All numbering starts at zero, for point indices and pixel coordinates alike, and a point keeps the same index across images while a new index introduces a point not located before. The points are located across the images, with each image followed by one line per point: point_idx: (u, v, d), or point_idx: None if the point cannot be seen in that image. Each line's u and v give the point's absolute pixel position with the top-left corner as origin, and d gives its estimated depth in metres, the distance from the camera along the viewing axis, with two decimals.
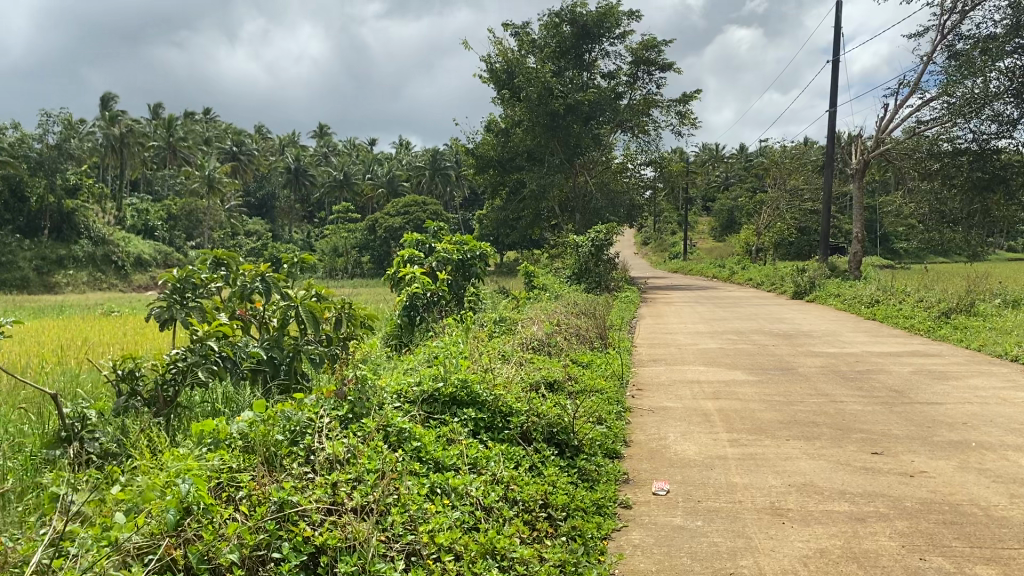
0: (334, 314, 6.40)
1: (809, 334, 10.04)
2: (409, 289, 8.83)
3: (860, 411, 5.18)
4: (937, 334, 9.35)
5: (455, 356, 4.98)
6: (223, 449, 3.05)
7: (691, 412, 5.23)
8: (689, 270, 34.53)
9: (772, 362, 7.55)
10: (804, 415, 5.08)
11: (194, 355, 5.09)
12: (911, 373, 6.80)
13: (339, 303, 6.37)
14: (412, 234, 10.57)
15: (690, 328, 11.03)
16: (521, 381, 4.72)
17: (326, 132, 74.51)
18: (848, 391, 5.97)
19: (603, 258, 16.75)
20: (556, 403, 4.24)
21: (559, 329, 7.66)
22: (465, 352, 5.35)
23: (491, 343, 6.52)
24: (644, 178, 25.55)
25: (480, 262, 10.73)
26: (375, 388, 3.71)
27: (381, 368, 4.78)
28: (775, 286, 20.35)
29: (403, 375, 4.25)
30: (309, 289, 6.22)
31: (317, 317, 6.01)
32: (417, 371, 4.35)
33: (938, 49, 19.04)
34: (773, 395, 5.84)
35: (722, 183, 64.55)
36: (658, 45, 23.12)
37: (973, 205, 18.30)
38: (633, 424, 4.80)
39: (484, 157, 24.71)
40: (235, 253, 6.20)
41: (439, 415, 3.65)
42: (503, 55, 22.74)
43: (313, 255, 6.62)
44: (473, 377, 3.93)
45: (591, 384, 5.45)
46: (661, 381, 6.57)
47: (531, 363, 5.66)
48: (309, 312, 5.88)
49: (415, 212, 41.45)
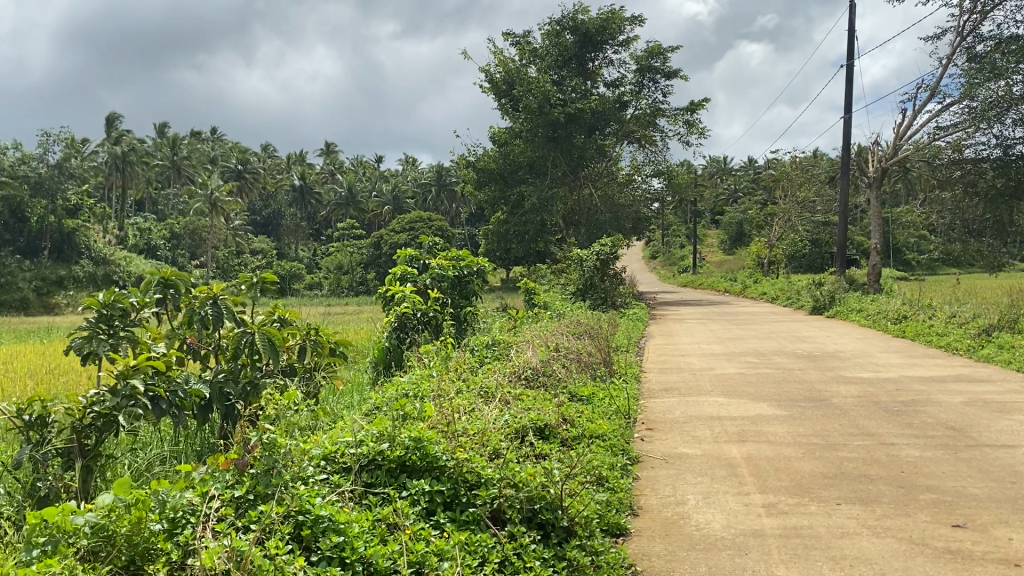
0: (296, 343, 5.53)
1: (837, 355, 9.08)
2: (397, 310, 8.04)
3: (922, 460, 4.23)
4: (980, 355, 8.38)
5: (423, 400, 4.11)
6: (56, 556, 2.16)
7: (712, 462, 4.30)
8: (700, 284, 33.49)
9: (800, 392, 6.59)
10: (852, 465, 4.13)
11: (115, 398, 4.13)
12: (965, 405, 5.84)
13: (300, 333, 5.52)
14: (404, 250, 9.72)
15: (704, 350, 10.07)
16: (500, 433, 3.84)
17: (332, 149, 73.96)
18: (898, 430, 5.01)
19: (610, 273, 15.87)
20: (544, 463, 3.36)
21: (557, 355, 6.73)
22: (439, 392, 4.48)
23: (476, 375, 5.62)
24: (651, 191, 24.45)
25: (477, 278, 9.83)
26: (293, 453, 2.78)
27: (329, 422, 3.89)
28: (792, 300, 19.37)
29: (346, 430, 3.31)
30: (271, 314, 5.45)
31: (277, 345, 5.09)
32: (362, 424, 3.41)
33: (958, 51, 18.10)
34: (810, 436, 4.90)
35: (731, 195, 63.65)
36: (663, 52, 22.21)
37: (988, 217, 17.39)
38: (640, 481, 3.89)
39: (486, 170, 23.78)
40: (184, 272, 5.31)
41: (381, 489, 2.72)
42: (503, 65, 21.99)
43: (276, 273, 5.85)
44: (430, 435, 2.97)
45: (591, 427, 4.51)
46: (674, 417, 5.63)
47: (519, 401, 4.76)
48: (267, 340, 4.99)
49: (420, 228, 40.58)
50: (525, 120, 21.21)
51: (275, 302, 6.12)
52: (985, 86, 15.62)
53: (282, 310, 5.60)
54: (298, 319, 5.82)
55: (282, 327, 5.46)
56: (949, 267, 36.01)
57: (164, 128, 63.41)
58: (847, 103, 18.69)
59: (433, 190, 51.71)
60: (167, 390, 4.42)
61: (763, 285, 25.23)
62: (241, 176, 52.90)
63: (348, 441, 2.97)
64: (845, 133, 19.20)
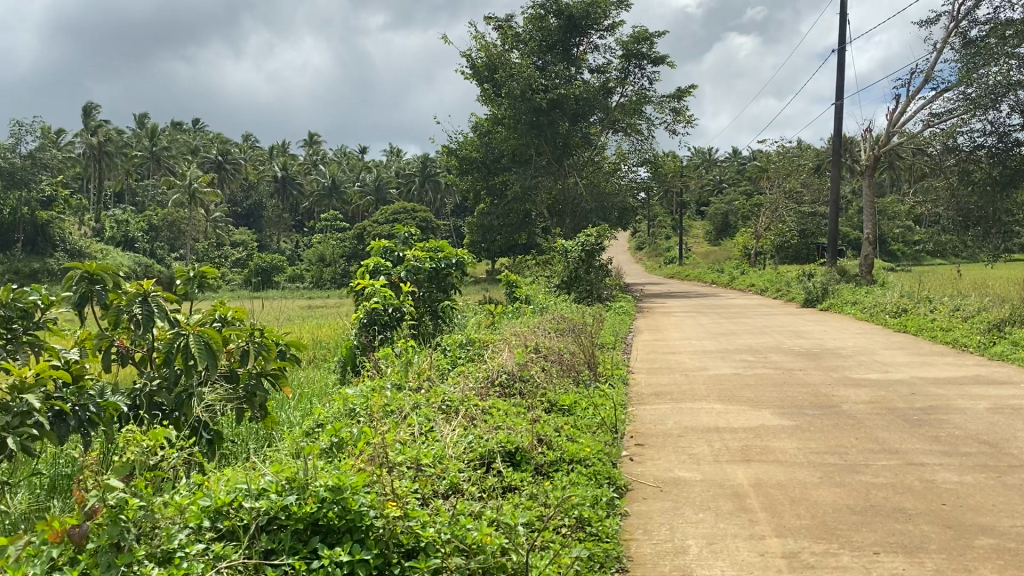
0: (237, 346, 4.46)
1: (838, 352, 8.43)
2: (366, 305, 7.38)
3: (962, 487, 3.56)
4: (993, 353, 7.75)
5: (359, 428, 3.40)
6: None
7: (714, 490, 3.62)
8: (687, 276, 32.88)
9: (804, 397, 5.91)
10: (881, 496, 3.46)
11: (6, 414, 3.31)
12: (993, 413, 5.19)
13: (243, 332, 4.53)
14: (377, 241, 8.94)
15: (695, 346, 9.39)
16: (455, 475, 3.14)
17: (314, 139, 72.75)
18: (925, 446, 4.34)
19: (595, 264, 15.17)
20: (513, 519, 2.67)
21: (534, 357, 6.08)
22: (386, 415, 3.79)
23: (440, 384, 4.90)
24: (637, 180, 23.78)
25: (457, 271, 9.15)
26: (155, 514, 2.10)
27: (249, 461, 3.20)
28: (781, 293, 18.69)
29: (251, 473, 2.62)
30: (211, 314, 4.64)
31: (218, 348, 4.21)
32: (271, 466, 2.72)
33: (953, 36, 17.47)
34: (824, 454, 4.23)
35: (716, 186, 63.05)
36: (650, 37, 21.49)
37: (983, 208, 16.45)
38: (627, 519, 3.21)
39: (468, 158, 22.93)
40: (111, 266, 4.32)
41: (284, 564, 2.04)
42: (485, 50, 21.17)
43: (214, 267, 5.08)
44: (354, 483, 2.28)
45: (575, 447, 3.78)
46: (667, 429, 4.96)
47: (486, 418, 4.03)
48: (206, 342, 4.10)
49: (403, 219, 39.76)
50: (507, 106, 20.49)
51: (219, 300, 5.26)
52: (982, 71, 14.97)
53: (226, 309, 4.73)
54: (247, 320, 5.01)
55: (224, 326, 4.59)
56: (936, 258, 35.73)
57: (143, 118, 62.24)
58: (839, 88, 17.99)
59: (416, 181, 51.22)
60: (75, 405, 3.65)
61: (751, 275, 24.63)
62: (220, 167, 51.65)
63: (245, 489, 2.30)
64: (837, 120, 18.53)
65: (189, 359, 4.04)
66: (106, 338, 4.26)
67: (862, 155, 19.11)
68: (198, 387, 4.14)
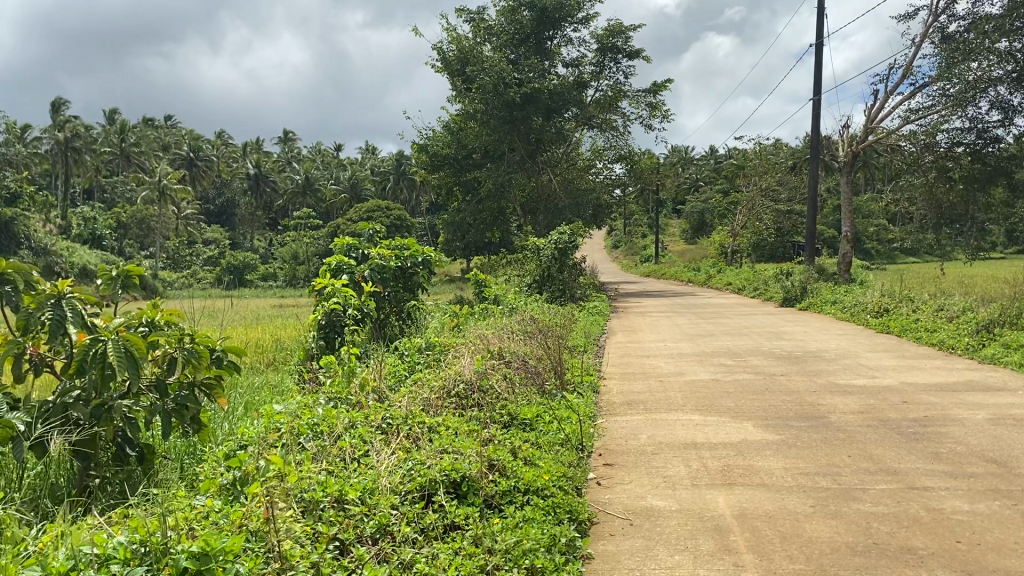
0: (165, 354, 3.78)
1: (820, 355, 8.02)
2: (325, 304, 6.73)
3: (978, 520, 3.09)
4: (984, 356, 7.35)
5: (267, 457, 2.89)
6: None
7: (692, 524, 3.13)
8: (663, 274, 32.57)
9: (788, 406, 5.46)
10: (885, 531, 2.99)
11: None
12: (995, 424, 4.76)
13: (172, 338, 3.76)
14: (341, 238, 8.29)
15: (671, 349, 8.93)
16: (383, 515, 2.64)
17: (289, 136, 71.88)
18: (925, 466, 3.89)
19: (570, 264, 14.67)
20: None
21: (497, 364, 5.54)
22: (313, 444, 3.24)
23: (387, 399, 4.34)
24: (612, 177, 23.44)
25: (424, 269, 8.61)
26: None
27: (135, 508, 2.70)
28: (758, 291, 18.32)
29: (109, 532, 2.17)
30: (138, 316, 3.86)
31: (143, 355, 3.49)
32: (137, 523, 2.27)
33: (931, 31, 17.17)
34: (814, 476, 3.76)
35: (691, 184, 63.00)
36: (626, 31, 21.02)
37: (966, 203, 15.88)
38: (589, 567, 2.70)
39: (439, 155, 22.31)
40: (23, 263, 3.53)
41: None
42: (457, 42, 20.54)
43: (142, 265, 4.35)
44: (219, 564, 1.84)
45: (535, 474, 3.27)
46: (640, 445, 4.47)
47: (433, 439, 3.53)
48: (131, 350, 3.39)
49: (377, 217, 39.10)
50: (480, 100, 19.90)
51: (146, 299, 4.52)
52: (961, 67, 14.62)
53: (160, 310, 3.99)
54: (183, 318, 4.29)
55: (151, 330, 3.87)
56: (911, 257, 35.74)
57: (113, 115, 61.09)
58: (816, 84, 17.63)
59: (391, 179, 51.10)
60: None
61: (728, 274, 24.27)
62: (193, 164, 50.38)
63: (83, 558, 1.88)
64: (814, 116, 18.17)
65: (109, 369, 3.31)
66: (19, 344, 3.54)
67: (839, 153, 18.73)
68: (120, 399, 3.48)
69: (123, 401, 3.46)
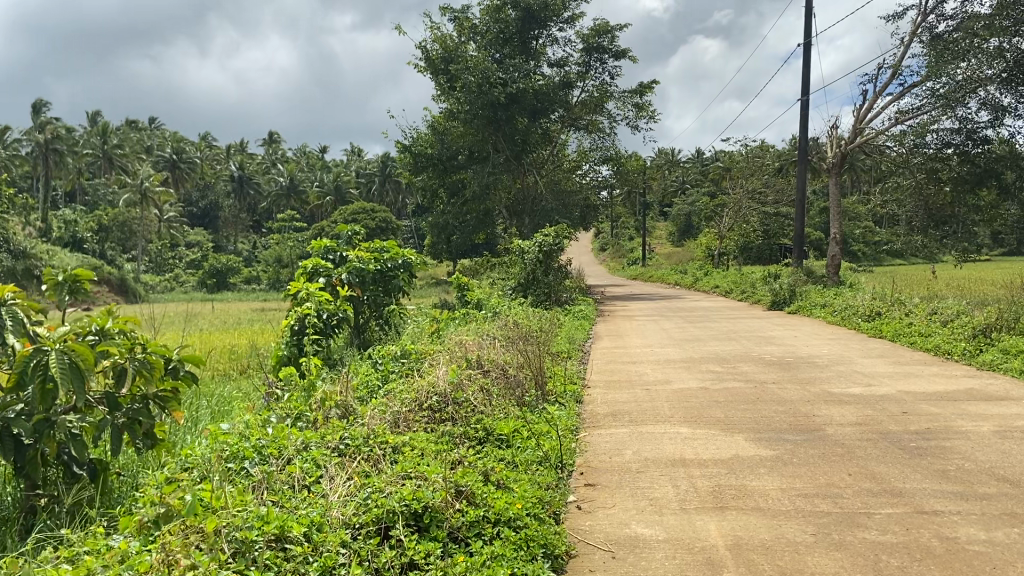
0: (114, 365, 3.33)
1: (812, 362, 7.73)
2: (298, 309, 6.38)
3: (998, 551, 2.78)
4: (982, 362, 7.08)
5: (196, 489, 2.57)
6: None
7: (683, 557, 2.80)
8: (651, 276, 32.25)
9: (781, 418, 5.16)
10: (895, 565, 2.68)
11: None
12: (1002, 438, 4.47)
13: (122, 348, 3.33)
14: (319, 240, 7.94)
15: (658, 355, 8.64)
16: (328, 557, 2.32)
17: (274, 138, 71.30)
18: (933, 486, 3.58)
19: (555, 267, 14.36)
20: None
21: (473, 374, 5.20)
22: (258, 471, 2.90)
23: (353, 414, 4.02)
24: (599, 178, 23.17)
25: (404, 273, 8.27)
26: None
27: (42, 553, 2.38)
28: (746, 294, 18.06)
29: None
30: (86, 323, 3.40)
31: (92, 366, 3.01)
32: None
33: (920, 31, 16.98)
34: (814, 499, 3.45)
35: (678, 186, 62.77)
36: (612, 30, 20.77)
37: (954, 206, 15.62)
38: None
39: (422, 155, 21.86)
40: None
41: None
42: (441, 41, 20.16)
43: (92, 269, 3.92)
44: None
45: (506, 501, 2.93)
46: (625, 462, 4.15)
47: (395, 462, 3.20)
48: (80, 362, 2.90)
49: (362, 220, 38.62)
50: (463, 100, 19.51)
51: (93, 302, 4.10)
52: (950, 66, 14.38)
53: (113, 315, 3.54)
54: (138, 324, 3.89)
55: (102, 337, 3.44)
56: (897, 260, 35.65)
57: (95, 117, 60.27)
58: (805, 83, 17.39)
59: (377, 180, 50.67)
60: None
61: (714, 277, 24.03)
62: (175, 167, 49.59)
63: None
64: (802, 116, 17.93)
65: (50, 383, 2.81)
66: None
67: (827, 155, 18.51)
68: (62, 414, 3.04)
69: (67, 416, 3.04)
